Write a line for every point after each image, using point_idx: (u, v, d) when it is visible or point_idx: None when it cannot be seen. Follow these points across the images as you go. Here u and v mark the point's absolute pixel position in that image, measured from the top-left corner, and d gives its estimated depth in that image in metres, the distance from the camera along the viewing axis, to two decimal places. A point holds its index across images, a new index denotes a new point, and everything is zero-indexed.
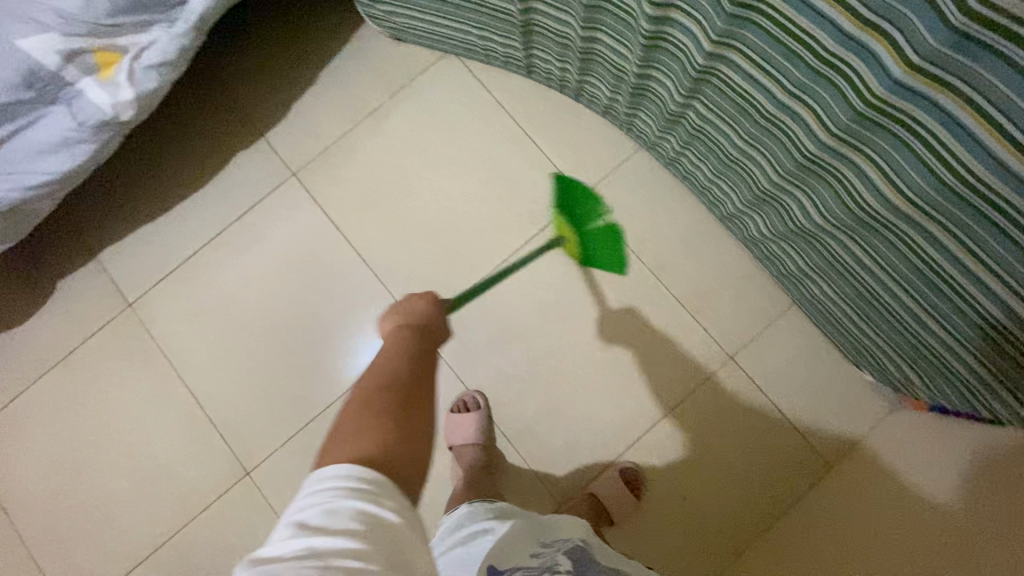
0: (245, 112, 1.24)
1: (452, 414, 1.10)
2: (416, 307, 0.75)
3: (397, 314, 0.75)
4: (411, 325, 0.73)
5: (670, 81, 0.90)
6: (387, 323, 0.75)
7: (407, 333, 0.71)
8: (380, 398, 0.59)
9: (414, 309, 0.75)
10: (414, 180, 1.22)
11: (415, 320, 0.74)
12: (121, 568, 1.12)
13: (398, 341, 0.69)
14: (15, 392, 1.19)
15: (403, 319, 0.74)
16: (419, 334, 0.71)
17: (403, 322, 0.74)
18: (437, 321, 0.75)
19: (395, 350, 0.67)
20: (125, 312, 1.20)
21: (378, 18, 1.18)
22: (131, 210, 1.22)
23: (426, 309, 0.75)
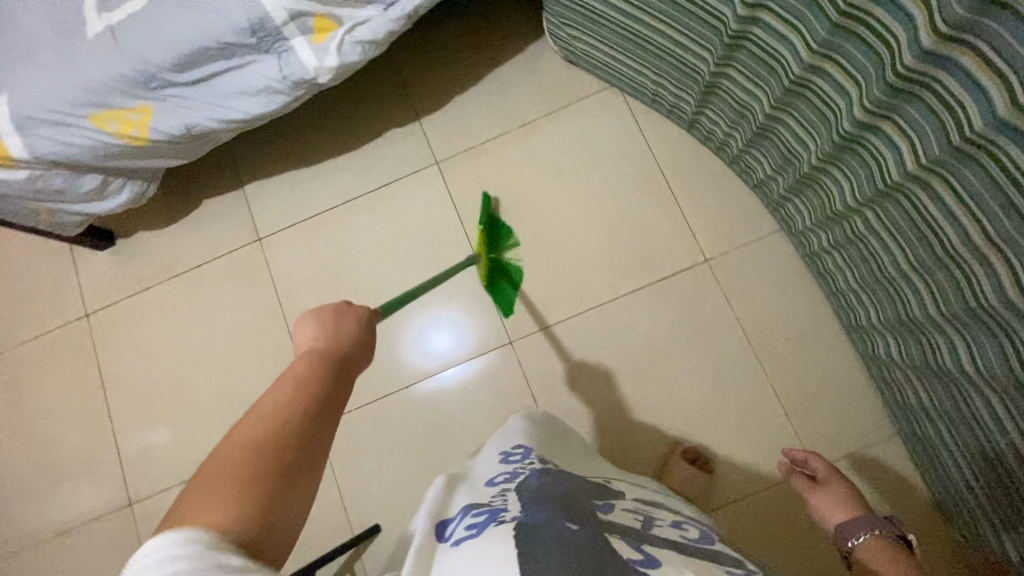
0: (410, 94, 1.30)
1: None
2: (341, 326, 0.62)
3: (320, 326, 0.60)
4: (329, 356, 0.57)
5: (849, 184, 0.87)
6: (304, 325, 0.60)
7: (316, 359, 0.56)
8: (268, 438, 0.46)
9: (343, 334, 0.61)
10: (545, 200, 1.24)
11: (339, 345, 0.59)
12: (185, 473, 1.22)
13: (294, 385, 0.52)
14: (142, 288, 1.31)
15: (319, 335, 0.59)
16: (334, 360, 0.57)
17: (329, 339, 0.59)
18: (364, 339, 0.63)
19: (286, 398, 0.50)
20: (253, 244, 1.29)
21: (559, 40, 1.21)
22: (285, 154, 1.31)
23: (354, 330, 0.62)
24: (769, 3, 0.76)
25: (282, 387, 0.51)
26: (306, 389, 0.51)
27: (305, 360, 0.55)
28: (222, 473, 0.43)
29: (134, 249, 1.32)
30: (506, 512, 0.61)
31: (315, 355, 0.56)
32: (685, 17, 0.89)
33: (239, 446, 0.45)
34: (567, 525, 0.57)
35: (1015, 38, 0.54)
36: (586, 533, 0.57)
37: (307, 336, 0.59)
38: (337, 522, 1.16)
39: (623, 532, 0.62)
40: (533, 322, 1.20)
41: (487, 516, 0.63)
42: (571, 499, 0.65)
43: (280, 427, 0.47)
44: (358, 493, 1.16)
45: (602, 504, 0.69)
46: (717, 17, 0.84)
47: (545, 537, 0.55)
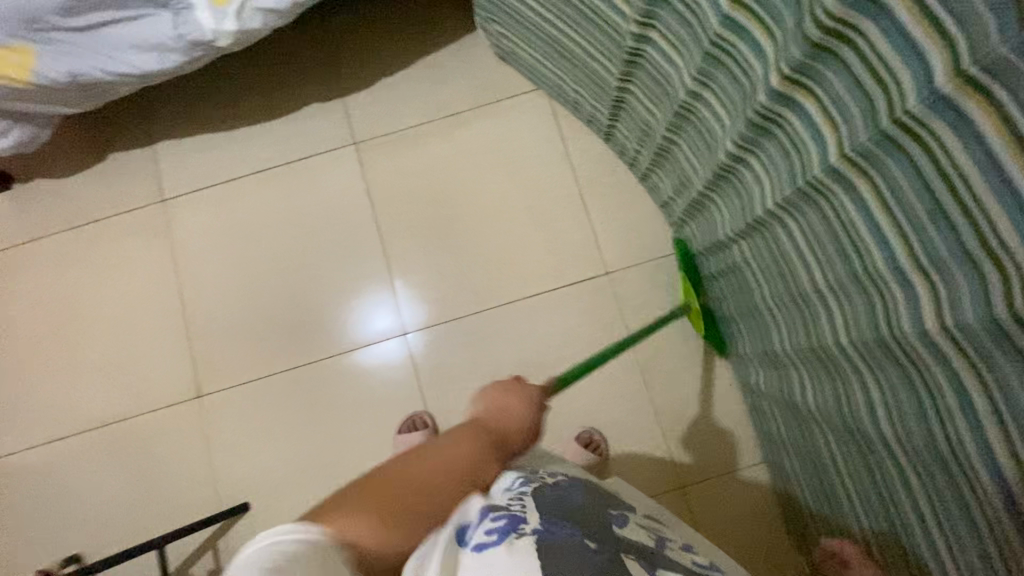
0: (337, 72, 1.27)
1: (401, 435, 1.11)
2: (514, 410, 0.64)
3: (487, 405, 0.64)
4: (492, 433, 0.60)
5: (727, 213, 0.88)
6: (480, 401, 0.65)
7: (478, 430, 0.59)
8: (393, 530, 0.48)
9: (508, 413, 0.64)
10: (461, 195, 1.23)
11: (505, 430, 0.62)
12: (55, 432, 1.17)
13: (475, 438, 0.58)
14: (35, 236, 1.25)
15: (488, 413, 0.63)
16: (495, 439, 0.60)
17: (491, 418, 0.62)
18: (528, 423, 0.65)
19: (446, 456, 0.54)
20: (157, 205, 1.25)
21: (490, 34, 1.20)
22: (200, 116, 1.27)
23: (516, 410, 0.64)
24: (656, 22, 0.76)
25: (437, 448, 0.54)
26: (454, 460, 0.54)
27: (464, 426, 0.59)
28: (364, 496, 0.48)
29: (30, 195, 1.26)
30: (526, 523, 0.51)
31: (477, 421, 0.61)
32: (591, 26, 0.89)
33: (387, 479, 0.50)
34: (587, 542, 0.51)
35: (842, 86, 0.55)
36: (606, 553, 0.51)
37: (494, 407, 0.64)
38: (207, 496, 1.14)
39: (637, 551, 0.54)
40: (433, 316, 1.19)
41: (508, 519, 0.51)
42: (587, 511, 0.57)
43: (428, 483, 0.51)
44: (233, 469, 1.14)
45: (615, 516, 0.59)
46: (616, 30, 0.84)
47: (567, 558, 0.48)
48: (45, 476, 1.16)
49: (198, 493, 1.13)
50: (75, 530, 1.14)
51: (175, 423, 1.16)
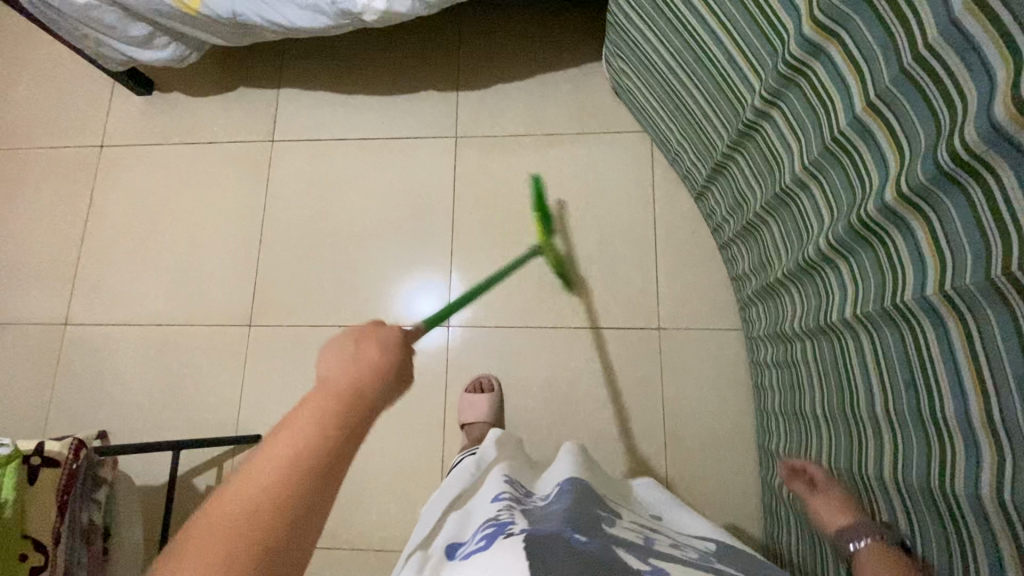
0: (458, 66, 1.32)
1: (465, 394, 1.14)
2: (373, 355, 0.47)
3: (339, 360, 0.47)
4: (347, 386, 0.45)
5: (800, 309, 0.85)
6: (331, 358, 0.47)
7: (325, 407, 0.42)
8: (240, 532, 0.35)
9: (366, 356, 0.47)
10: (539, 212, 1.25)
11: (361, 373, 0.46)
12: (119, 317, 1.28)
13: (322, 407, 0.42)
14: (157, 140, 1.37)
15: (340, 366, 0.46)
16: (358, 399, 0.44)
17: (351, 378, 0.45)
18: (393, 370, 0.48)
19: (294, 448, 0.39)
20: (266, 143, 1.34)
21: (611, 68, 1.22)
22: (327, 74, 1.35)
23: (378, 360, 0.47)
24: (781, 103, 0.75)
25: (264, 453, 0.39)
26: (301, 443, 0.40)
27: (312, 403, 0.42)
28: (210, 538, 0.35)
29: (165, 104, 1.39)
30: (513, 526, 0.63)
31: (340, 377, 0.45)
32: (714, 89, 0.89)
33: (232, 498, 0.37)
34: (573, 537, 0.60)
35: (959, 223, 0.52)
36: (592, 544, 0.60)
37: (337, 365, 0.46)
38: (226, 418, 1.20)
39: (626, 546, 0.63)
40: (477, 317, 1.22)
41: (495, 528, 0.65)
42: (577, 508, 0.68)
43: (280, 498, 0.37)
44: (256, 400, 1.20)
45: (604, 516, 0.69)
46: (739, 100, 0.84)
47: (552, 543, 0.58)
48: (101, 352, 1.26)
49: (220, 412, 1.20)
50: (108, 410, 1.23)
51: (220, 342, 1.24)
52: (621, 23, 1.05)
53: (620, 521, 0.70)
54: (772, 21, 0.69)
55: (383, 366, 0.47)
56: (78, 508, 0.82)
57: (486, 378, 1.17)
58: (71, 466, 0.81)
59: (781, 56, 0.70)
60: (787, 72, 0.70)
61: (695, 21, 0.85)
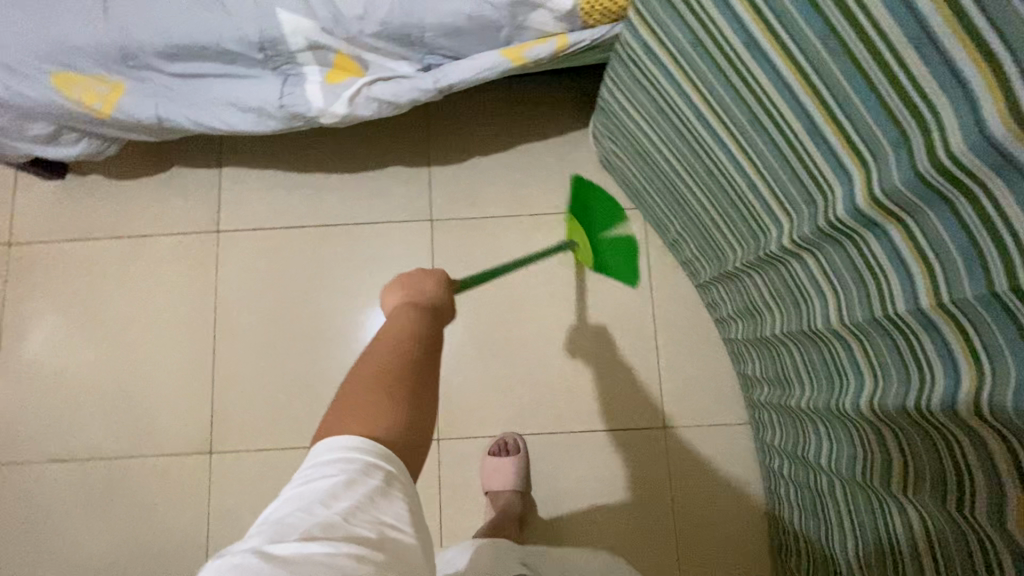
0: (427, 139, 1.18)
1: (492, 458, 1.06)
2: (427, 285, 0.65)
3: (405, 291, 0.64)
4: (418, 306, 0.63)
5: (828, 449, 0.79)
6: (389, 295, 0.65)
7: (412, 309, 0.61)
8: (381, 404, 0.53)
9: (427, 290, 0.65)
10: (527, 302, 1.15)
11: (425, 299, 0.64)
12: (54, 453, 1.11)
13: (407, 320, 0.60)
14: (78, 237, 1.18)
15: (407, 296, 0.64)
16: (429, 313, 0.63)
17: (416, 296, 0.64)
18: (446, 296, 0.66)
19: (403, 332, 0.58)
20: (210, 234, 1.17)
21: (598, 143, 1.10)
22: (275, 150, 1.18)
23: (437, 287, 0.66)
24: (817, 252, 0.67)
25: (382, 339, 0.58)
26: (402, 338, 0.57)
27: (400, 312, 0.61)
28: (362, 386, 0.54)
29: (83, 191, 1.19)
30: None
31: (404, 306, 0.62)
32: (728, 207, 0.80)
33: (360, 397, 0.53)
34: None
35: None
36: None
37: (407, 298, 0.64)
38: (192, 562, 1.06)
39: None
40: (468, 425, 1.11)
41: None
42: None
43: (401, 359, 0.56)
44: (225, 539, 1.07)
45: None
46: (760, 228, 0.75)
47: None
48: (35, 495, 1.10)
49: (184, 555, 1.06)
50: (50, 565, 1.07)
51: (178, 473, 1.09)
52: (614, 110, 0.94)
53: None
54: (813, 174, 0.61)
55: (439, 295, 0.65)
56: None
57: (513, 439, 1.09)
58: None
59: (823, 212, 0.61)
60: (830, 231, 0.61)
61: (709, 139, 0.75)
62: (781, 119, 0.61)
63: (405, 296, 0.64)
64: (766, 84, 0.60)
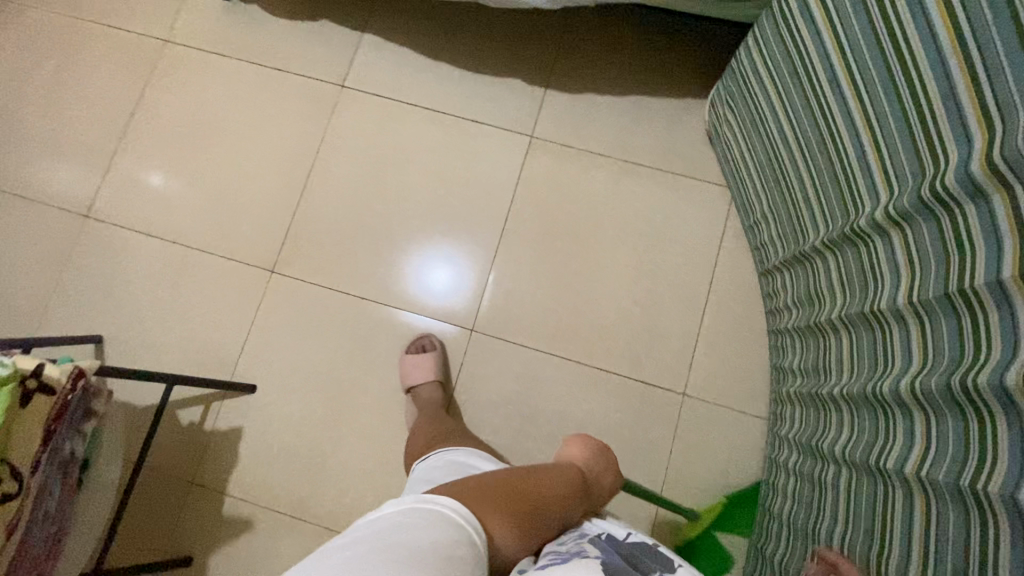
0: (553, 63, 1.24)
1: (407, 356, 1.12)
2: (602, 476, 0.78)
3: (580, 455, 0.79)
4: (583, 469, 0.77)
5: (847, 434, 0.81)
6: (570, 447, 0.80)
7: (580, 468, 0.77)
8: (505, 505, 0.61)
9: (602, 477, 0.78)
10: (595, 240, 1.19)
11: (588, 467, 0.77)
12: (143, 227, 1.23)
13: (572, 473, 0.74)
14: (223, 53, 1.30)
15: (580, 459, 0.78)
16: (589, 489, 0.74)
17: (587, 468, 0.77)
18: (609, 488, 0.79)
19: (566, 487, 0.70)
20: (336, 86, 1.26)
21: (713, 111, 1.14)
22: (416, 32, 1.27)
23: (608, 483, 0.79)
24: (908, 228, 0.69)
25: (546, 470, 0.71)
26: (564, 484, 0.70)
27: (567, 468, 0.73)
28: (496, 489, 0.63)
29: (242, 16, 1.31)
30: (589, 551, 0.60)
31: (575, 464, 0.76)
32: (828, 181, 0.83)
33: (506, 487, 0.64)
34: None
35: None
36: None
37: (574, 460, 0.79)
38: (227, 359, 1.16)
39: None
40: (504, 330, 1.17)
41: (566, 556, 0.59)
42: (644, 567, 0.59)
43: (552, 501, 0.66)
44: (261, 351, 1.16)
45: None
46: (855, 203, 0.78)
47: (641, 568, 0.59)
48: (116, 257, 1.22)
49: (222, 351, 1.16)
50: (109, 318, 1.19)
51: (240, 281, 1.19)
52: (746, 75, 0.98)
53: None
54: (933, 143, 0.63)
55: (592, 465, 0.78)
56: (44, 480, 0.68)
57: (426, 338, 1.15)
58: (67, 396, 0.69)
59: (930, 182, 0.64)
60: (930, 200, 0.63)
61: (835, 107, 0.78)
62: (920, 85, 0.64)
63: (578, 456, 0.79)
64: (918, 48, 0.63)
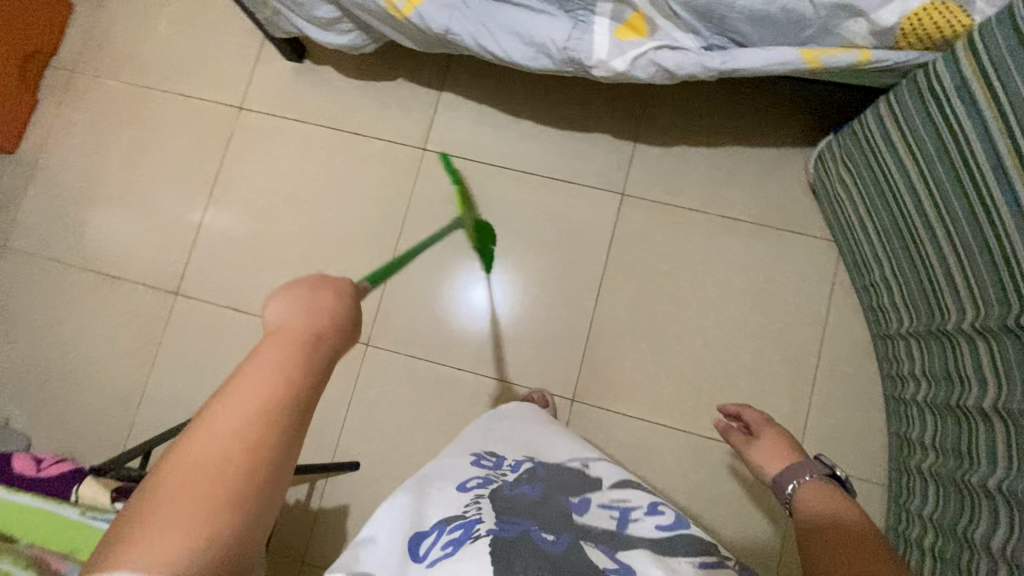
0: (640, 116, 1.19)
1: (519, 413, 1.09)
2: (324, 305, 0.47)
3: (290, 317, 0.46)
4: (299, 335, 0.45)
5: (1004, 532, 0.76)
6: (277, 310, 0.46)
7: (297, 345, 0.44)
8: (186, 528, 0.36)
9: (319, 318, 0.46)
10: (693, 299, 1.15)
11: (322, 335, 0.46)
12: (233, 302, 1.22)
13: (284, 361, 0.43)
14: (298, 119, 1.27)
15: (297, 321, 0.46)
16: (316, 358, 0.45)
17: (304, 326, 0.45)
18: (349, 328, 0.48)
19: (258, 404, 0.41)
20: (416, 149, 1.23)
21: (821, 167, 1.08)
22: (495, 90, 1.23)
23: (332, 317, 0.47)
24: None
25: (233, 401, 0.41)
26: (261, 394, 0.41)
27: (273, 356, 0.43)
28: (181, 471, 0.38)
29: (313, 79, 1.28)
30: (480, 527, 0.63)
31: (284, 343, 0.44)
32: (985, 267, 0.78)
33: (177, 478, 0.38)
34: (541, 536, 0.63)
35: None
36: (561, 544, 0.62)
37: (292, 322, 0.46)
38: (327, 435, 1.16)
39: (600, 535, 0.64)
40: (605, 397, 1.14)
41: (462, 531, 0.64)
42: (547, 503, 0.69)
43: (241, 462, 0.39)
44: (361, 425, 1.16)
45: (577, 504, 0.70)
46: (1020, 296, 0.73)
47: (540, 511, 0.67)
48: (209, 333, 1.22)
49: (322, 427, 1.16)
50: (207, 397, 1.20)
51: None
52: (872, 141, 0.93)
53: (593, 501, 0.71)
54: None
55: (333, 342, 0.46)
56: None
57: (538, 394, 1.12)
58: None
59: None
60: None
61: (998, 194, 0.72)
62: None
63: (290, 330, 0.45)
64: None
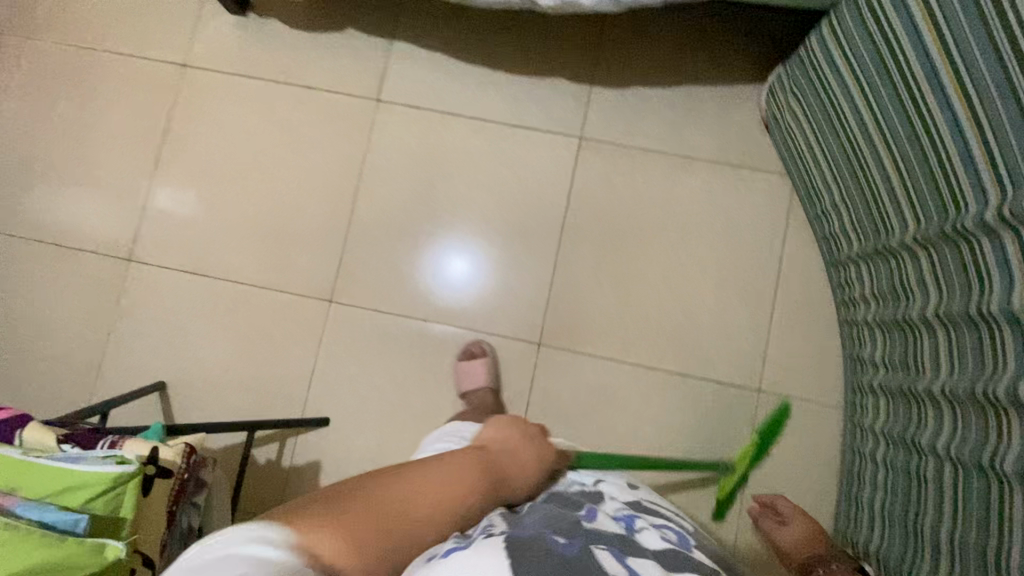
0: (595, 58, 1.19)
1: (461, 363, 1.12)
2: (524, 451, 0.64)
3: (497, 435, 0.64)
4: (499, 459, 0.61)
5: (948, 431, 0.79)
6: (489, 428, 0.65)
7: (502, 456, 0.61)
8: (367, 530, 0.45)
9: (519, 455, 0.63)
10: (654, 239, 1.16)
11: (509, 459, 0.62)
12: (189, 265, 1.19)
13: (474, 467, 0.57)
14: (246, 75, 1.23)
15: (498, 436, 0.64)
16: (498, 475, 0.59)
17: (504, 452, 0.62)
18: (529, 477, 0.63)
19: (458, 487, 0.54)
20: (370, 101, 1.21)
21: (772, 100, 1.10)
22: (448, 37, 1.21)
23: (529, 457, 0.64)
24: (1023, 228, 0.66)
25: (440, 476, 0.54)
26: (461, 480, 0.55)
27: (479, 457, 0.59)
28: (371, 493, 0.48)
29: (260, 33, 1.23)
30: (495, 528, 0.52)
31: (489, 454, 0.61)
32: (923, 178, 0.80)
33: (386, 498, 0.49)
34: (553, 537, 0.50)
35: None
36: (574, 547, 0.49)
37: (499, 444, 0.63)
38: (295, 393, 1.15)
39: (615, 540, 0.53)
40: (572, 340, 1.15)
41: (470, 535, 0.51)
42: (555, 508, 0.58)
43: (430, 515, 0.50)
44: (329, 382, 1.15)
45: (586, 512, 0.59)
46: (956, 201, 0.75)
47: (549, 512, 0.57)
48: (166, 297, 1.19)
49: (290, 386, 1.15)
50: (168, 361, 1.17)
51: (297, 312, 1.17)
52: (818, 66, 0.94)
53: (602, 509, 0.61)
54: None
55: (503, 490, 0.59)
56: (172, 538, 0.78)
57: (478, 344, 1.14)
58: (184, 472, 0.77)
59: None
60: None
61: (933, 101, 0.74)
62: None
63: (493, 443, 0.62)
64: None
